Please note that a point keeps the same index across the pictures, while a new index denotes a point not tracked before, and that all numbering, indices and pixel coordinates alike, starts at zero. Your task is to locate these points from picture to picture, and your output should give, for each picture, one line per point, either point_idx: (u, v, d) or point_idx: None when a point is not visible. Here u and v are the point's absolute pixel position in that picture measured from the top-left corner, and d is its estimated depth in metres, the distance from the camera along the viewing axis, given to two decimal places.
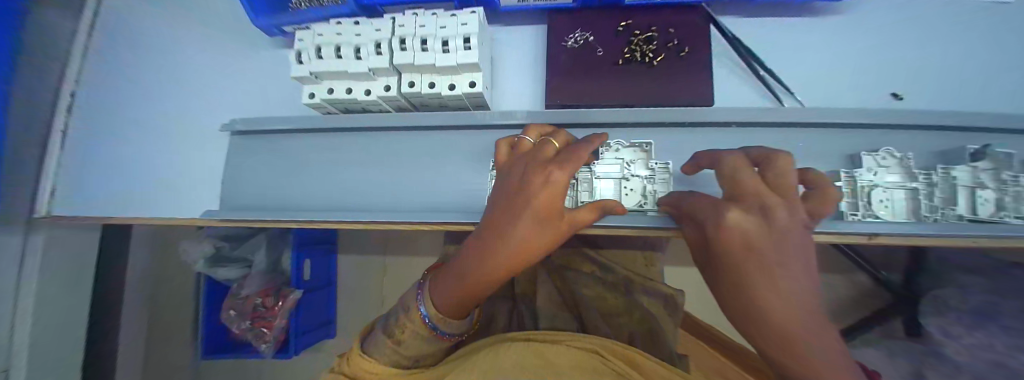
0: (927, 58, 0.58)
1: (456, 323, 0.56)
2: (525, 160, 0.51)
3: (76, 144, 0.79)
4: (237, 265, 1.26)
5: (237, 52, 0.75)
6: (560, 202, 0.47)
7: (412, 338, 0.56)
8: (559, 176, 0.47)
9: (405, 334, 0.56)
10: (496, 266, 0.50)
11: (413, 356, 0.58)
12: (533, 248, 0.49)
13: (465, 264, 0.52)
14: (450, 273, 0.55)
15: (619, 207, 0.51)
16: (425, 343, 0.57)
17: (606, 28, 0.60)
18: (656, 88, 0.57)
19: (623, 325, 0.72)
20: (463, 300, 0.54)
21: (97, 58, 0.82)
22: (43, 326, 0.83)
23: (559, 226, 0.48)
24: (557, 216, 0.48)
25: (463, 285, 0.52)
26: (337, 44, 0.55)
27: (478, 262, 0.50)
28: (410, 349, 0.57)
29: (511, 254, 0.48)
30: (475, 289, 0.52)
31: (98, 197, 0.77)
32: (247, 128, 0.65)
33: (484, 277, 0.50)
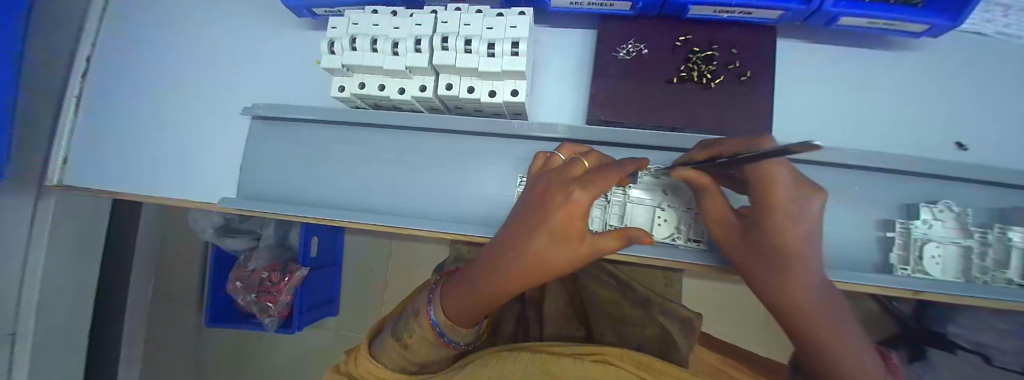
0: (994, 106, 0.55)
1: (465, 332, 0.54)
2: (548, 178, 0.48)
3: (92, 113, 0.77)
4: (245, 236, 1.25)
5: (262, 28, 0.71)
6: (581, 223, 0.44)
7: (422, 343, 0.54)
8: (582, 198, 0.42)
9: (415, 339, 0.54)
10: (511, 280, 0.48)
11: (420, 362, 0.55)
12: (550, 265, 0.46)
13: (477, 275, 0.51)
14: (463, 282, 0.53)
15: (648, 238, 0.47)
16: (433, 350, 0.55)
17: (661, 42, 0.58)
18: (707, 111, 0.54)
19: (636, 339, 0.70)
20: (475, 311, 0.52)
21: (111, 18, 0.78)
22: (50, 289, 0.82)
23: (574, 249, 0.45)
24: (573, 236, 0.45)
25: (481, 295, 0.50)
26: (374, 37, 0.51)
27: (495, 271, 0.49)
28: (417, 351, 0.54)
29: (522, 266, 0.47)
30: (490, 296, 0.50)
31: (109, 169, 0.75)
32: (269, 114, 0.62)
33: (497, 289, 0.49)
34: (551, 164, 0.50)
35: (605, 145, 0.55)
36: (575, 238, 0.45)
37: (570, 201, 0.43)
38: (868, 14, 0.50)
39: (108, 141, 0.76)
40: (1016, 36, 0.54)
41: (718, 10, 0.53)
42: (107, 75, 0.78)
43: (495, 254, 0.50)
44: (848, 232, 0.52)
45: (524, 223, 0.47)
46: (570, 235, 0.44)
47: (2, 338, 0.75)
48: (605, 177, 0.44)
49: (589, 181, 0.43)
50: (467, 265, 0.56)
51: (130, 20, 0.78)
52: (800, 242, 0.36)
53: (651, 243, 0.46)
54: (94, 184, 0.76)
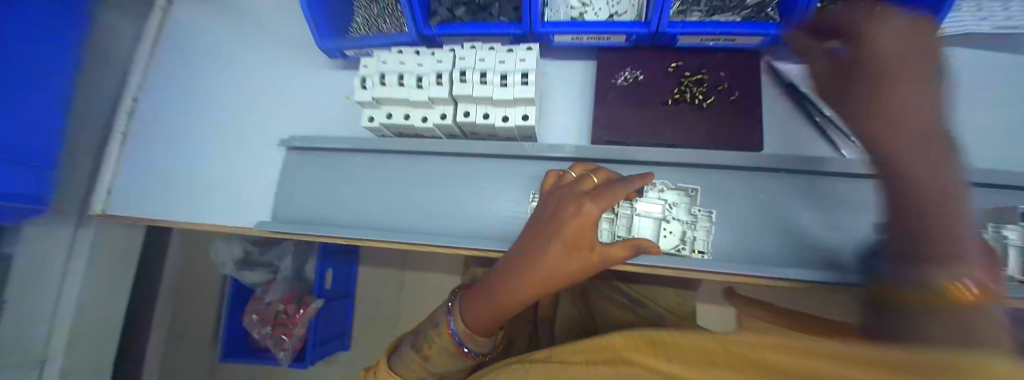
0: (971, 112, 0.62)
1: (484, 341, 0.56)
2: (561, 194, 0.52)
3: (136, 148, 0.85)
4: (263, 270, 1.28)
5: (297, 68, 0.79)
6: (592, 233, 0.48)
7: (442, 353, 0.56)
8: (592, 210, 0.47)
9: (435, 350, 0.56)
10: (537, 288, 0.51)
11: (440, 372, 0.57)
12: (565, 274, 0.49)
13: (496, 285, 0.53)
14: (482, 292, 0.55)
15: (654, 247, 0.50)
16: (454, 360, 0.57)
17: (656, 68, 0.64)
18: (702, 128, 0.59)
19: None
20: (495, 320, 0.54)
21: (159, 62, 0.88)
22: (83, 315, 0.87)
23: (585, 257, 0.49)
24: (584, 244, 0.48)
25: (511, 302, 0.52)
26: (401, 73, 0.59)
27: (513, 280, 0.51)
28: (440, 361, 0.56)
29: (539, 275, 0.50)
30: (518, 302, 0.52)
31: (148, 198, 0.81)
32: (303, 144, 0.68)
33: (516, 297, 0.52)
34: (563, 180, 0.54)
35: (611, 162, 0.60)
36: (587, 245, 0.48)
37: (580, 213, 0.47)
38: None
39: (149, 172, 0.83)
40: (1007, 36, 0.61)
41: (705, 38, 0.60)
42: (152, 113, 0.86)
43: (517, 264, 0.52)
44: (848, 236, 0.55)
45: (540, 234, 0.50)
46: (579, 243, 0.48)
47: (32, 365, 0.80)
48: (611, 190, 0.48)
49: (598, 194, 0.48)
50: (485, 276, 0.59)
51: (177, 64, 0.88)
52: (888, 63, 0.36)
53: (659, 253, 0.49)
54: (133, 212, 0.82)
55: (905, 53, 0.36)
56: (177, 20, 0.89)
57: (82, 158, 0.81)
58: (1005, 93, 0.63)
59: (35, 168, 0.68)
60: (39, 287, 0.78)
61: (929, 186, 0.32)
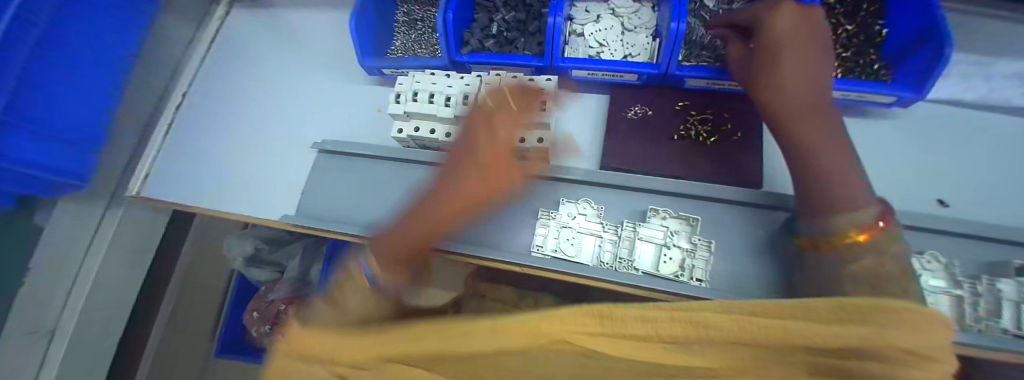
0: (968, 167, 0.65)
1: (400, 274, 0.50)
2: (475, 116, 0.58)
3: (178, 139, 0.92)
4: (269, 268, 1.27)
5: (336, 80, 0.88)
6: (504, 149, 0.54)
7: (353, 296, 0.47)
8: (506, 123, 0.55)
9: (350, 293, 0.48)
10: (454, 188, 0.52)
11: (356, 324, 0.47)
12: (469, 193, 0.52)
13: (417, 208, 0.53)
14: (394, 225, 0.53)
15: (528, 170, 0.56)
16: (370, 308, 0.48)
17: (664, 106, 0.70)
18: (704, 163, 0.64)
19: None
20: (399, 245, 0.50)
21: (212, 65, 0.98)
22: (99, 291, 0.91)
23: (500, 172, 0.53)
24: (495, 147, 0.53)
25: (434, 200, 0.52)
26: (432, 92, 0.65)
27: (433, 194, 0.52)
28: (354, 302, 0.47)
29: (461, 190, 0.52)
30: (415, 232, 0.51)
31: (182, 186, 0.87)
32: (335, 149, 0.75)
33: (435, 217, 0.52)
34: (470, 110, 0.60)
35: (618, 188, 0.64)
36: (494, 146, 0.53)
37: (495, 124, 0.55)
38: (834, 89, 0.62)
39: (186, 162, 0.89)
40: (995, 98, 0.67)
41: (710, 82, 0.65)
42: (197, 110, 0.94)
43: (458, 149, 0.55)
44: None
45: (460, 148, 0.55)
46: (500, 115, 0.56)
47: (42, 335, 0.83)
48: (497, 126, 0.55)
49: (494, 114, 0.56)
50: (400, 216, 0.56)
51: (228, 68, 0.97)
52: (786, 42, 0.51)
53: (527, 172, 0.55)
54: (164, 197, 0.88)
55: (797, 35, 0.51)
56: (235, 30, 1.00)
57: (124, 143, 0.88)
58: (998, 153, 0.66)
59: (81, 146, 0.73)
60: (64, 259, 0.83)
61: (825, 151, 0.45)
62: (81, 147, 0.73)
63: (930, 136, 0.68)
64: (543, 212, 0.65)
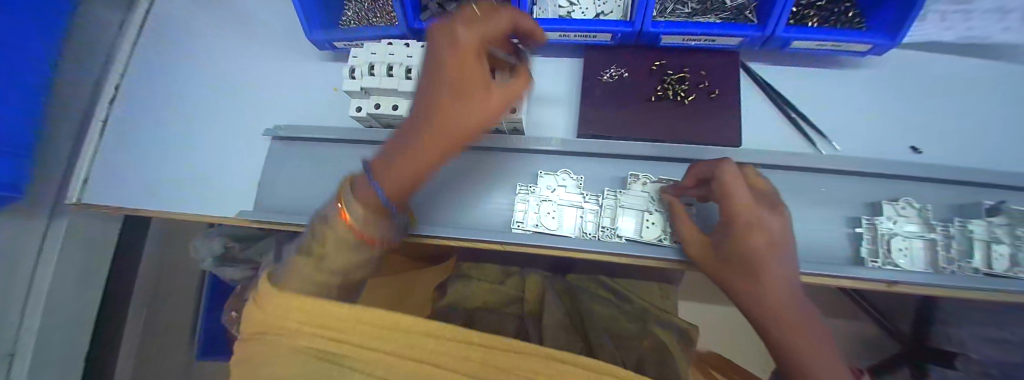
0: (943, 112, 0.64)
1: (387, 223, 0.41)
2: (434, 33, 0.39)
3: (118, 137, 0.82)
4: (243, 267, 1.19)
5: (287, 60, 0.79)
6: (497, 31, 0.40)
7: (338, 248, 0.38)
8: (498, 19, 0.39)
9: (331, 242, 0.38)
10: (445, 106, 0.38)
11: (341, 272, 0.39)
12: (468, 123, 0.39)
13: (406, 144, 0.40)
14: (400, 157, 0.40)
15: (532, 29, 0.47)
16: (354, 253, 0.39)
17: (640, 66, 0.66)
18: (684, 124, 0.61)
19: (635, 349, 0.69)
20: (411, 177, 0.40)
21: (146, 50, 0.86)
22: (55, 310, 0.84)
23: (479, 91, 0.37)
24: (476, 55, 0.37)
25: (427, 126, 0.39)
26: (390, 64, 0.59)
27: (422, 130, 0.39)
28: (333, 261, 0.38)
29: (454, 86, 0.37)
30: (433, 144, 0.39)
31: (126, 188, 0.78)
32: (290, 135, 0.67)
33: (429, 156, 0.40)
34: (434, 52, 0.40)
35: (597, 156, 0.61)
36: (476, 58, 0.37)
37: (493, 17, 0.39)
38: (814, 38, 0.59)
39: (128, 162, 0.80)
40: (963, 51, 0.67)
41: (686, 38, 0.62)
42: (134, 102, 0.83)
43: (428, 80, 0.39)
44: (824, 230, 0.57)
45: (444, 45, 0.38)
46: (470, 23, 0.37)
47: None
48: (485, 16, 0.38)
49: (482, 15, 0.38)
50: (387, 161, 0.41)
51: (163, 53, 0.86)
52: (771, 250, 0.37)
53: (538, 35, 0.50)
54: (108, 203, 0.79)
55: (773, 240, 0.38)
56: (165, 8, 0.88)
57: (59, 145, 0.77)
58: (970, 95, 0.65)
59: (12, 153, 0.63)
60: (11, 277, 0.74)
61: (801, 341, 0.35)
62: (13, 155, 0.63)
63: (906, 81, 0.66)
64: (521, 186, 0.62)
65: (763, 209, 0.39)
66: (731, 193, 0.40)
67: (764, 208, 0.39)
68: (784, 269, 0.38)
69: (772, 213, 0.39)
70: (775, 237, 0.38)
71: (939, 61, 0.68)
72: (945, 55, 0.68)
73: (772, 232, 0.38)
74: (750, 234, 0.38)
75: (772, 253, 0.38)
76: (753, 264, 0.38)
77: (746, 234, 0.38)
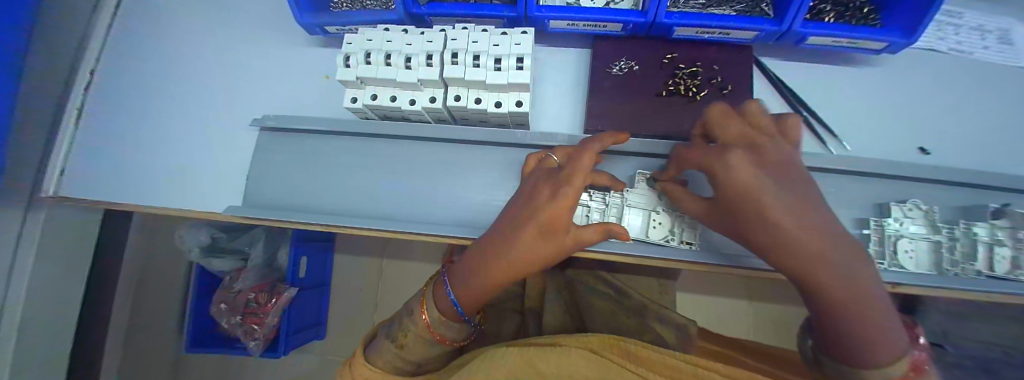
0: (952, 112, 0.64)
1: (458, 326, 0.46)
2: (540, 176, 0.45)
3: (97, 125, 0.76)
4: (232, 257, 1.16)
5: (275, 44, 0.74)
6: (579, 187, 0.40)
7: (417, 342, 0.45)
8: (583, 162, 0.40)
9: (410, 338, 0.45)
10: (525, 245, 0.41)
11: (418, 361, 0.46)
12: (535, 260, 0.42)
13: (478, 267, 0.44)
14: (473, 257, 0.45)
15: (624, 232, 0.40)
16: (429, 347, 0.46)
17: (651, 60, 0.63)
18: (694, 121, 0.59)
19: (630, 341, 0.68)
20: (484, 293, 0.45)
21: (122, 31, 0.80)
22: (36, 307, 0.80)
23: (563, 236, 0.41)
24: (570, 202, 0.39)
25: (501, 261, 0.42)
26: (388, 52, 0.55)
27: (498, 258, 0.42)
28: (411, 351, 0.45)
29: (537, 226, 0.40)
30: (501, 278, 0.43)
31: (105, 181, 0.73)
32: (279, 125, 0.63)
33: (492, 283, 0.44)
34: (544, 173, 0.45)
35: (605, 154, 0.59)
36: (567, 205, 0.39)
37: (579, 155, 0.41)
38: (832, 34, 0.57)
39: (106, 152, 0.75)
40: (968, 52, 0.67)
41: (700, 31, 0.59)
42: (111, 88, 0.77)
43: (510, 224, 0.43)
44: None
45: (534, 188, 0.44)
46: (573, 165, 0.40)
47: None
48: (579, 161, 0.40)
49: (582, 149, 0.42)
50: (461, 271, 0.46)
51: (140, 34, 0.80)
52: (758, 189, 0.32)
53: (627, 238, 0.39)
54: (87, 196, 0.74)
55: (761, 175, 0.32)
56: None
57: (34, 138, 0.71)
58: (978, 94, 0.65)
59: None
60: None
61: (839, 290, 0.31)
62: None
63: (917, 81, 0.65)
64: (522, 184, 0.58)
65: (723, 151, 0.35)
66: (722, 134, 0.38)
67: (722, 151, 0.35)
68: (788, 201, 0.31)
69: (728, 153, 0.34)
70: (761, 178, 0.32)
71: (949, 60, 0.67)
72: (954, 55, 0.67)
73: (753, 176, 0.32)
74: (724, 173, 0.34)
75: (755, 189, 0.32)
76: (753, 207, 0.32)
77: (724, 179, 0.34)
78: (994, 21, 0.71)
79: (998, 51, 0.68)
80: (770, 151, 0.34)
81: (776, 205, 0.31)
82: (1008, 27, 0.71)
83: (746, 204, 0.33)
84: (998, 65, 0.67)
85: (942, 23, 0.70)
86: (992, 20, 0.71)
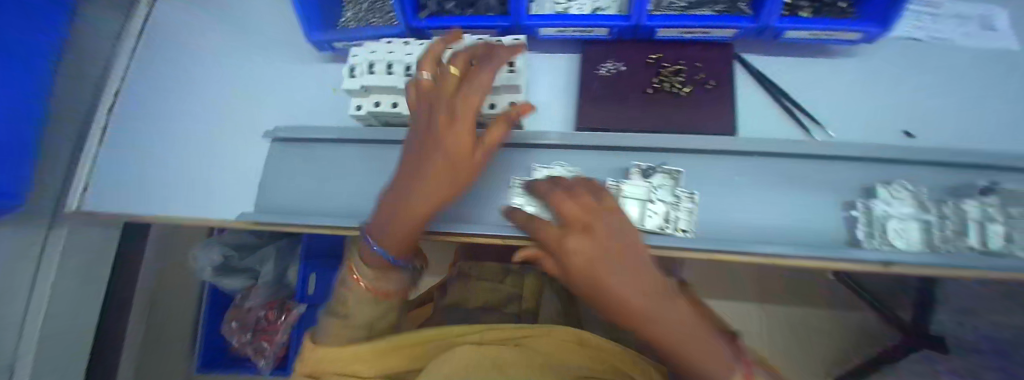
0: (936, 96, 0.66)
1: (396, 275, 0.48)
2: (428, 97, 0.44)
3: (119, 143, 0.81)
4: (244, 276, 1.18)
5: (285, 62, 0.79)
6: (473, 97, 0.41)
7: (358, 304, 0.46)
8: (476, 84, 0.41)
9: (353, 301, 0.46)
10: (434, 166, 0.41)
11: (360, 327, 0.46)
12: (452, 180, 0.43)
13: (395, 202, 0.44)
14: (387, 205, 0.45)
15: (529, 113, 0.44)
16: (370, 306, 0.47)
17: (637, 60, 0.67)
18: (680, 115, 0.62)
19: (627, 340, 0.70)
20: (407, 235, 0.45)
21: (144, 56, 0.87)
22: (55, 319, 0.83)
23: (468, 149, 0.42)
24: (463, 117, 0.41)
25: (416, 189, 0.42)
26: (390, 61, 0.60)
27: (410, 186, 0.42)
28: (358, 318, 0.46)
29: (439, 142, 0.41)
30: (418, 213, 0.43)
31: (124, 194, 0.78)
32: (289, 135, 0.67)
33: (415, 214, 0.43)
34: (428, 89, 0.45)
35: (598, 150, 0.61)
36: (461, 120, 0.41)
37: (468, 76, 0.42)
38: (808, 28, 0.60)
39: (125, 167, 0.79)
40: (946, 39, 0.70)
41: (681, 31, 0.62)
42: (132, 108, 0.83)
43: (416, 151, 0.43)
44: (822, 215, 0.58)
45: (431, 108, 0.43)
46: (467, 86, 0.42)
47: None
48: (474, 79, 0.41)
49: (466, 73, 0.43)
50: (376, 220, 0.45)
51: (160, 58, 0.86)
52: (589, 261, 0.29)
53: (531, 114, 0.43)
54: (106, 210, 0.78)
55: (589, 248, 0.29)
56: (164, 13, 0.89)
57: (60, 156, 0.76)
58: (961, 78, 0.67)
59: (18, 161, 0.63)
60: (12, 286, 0.73)
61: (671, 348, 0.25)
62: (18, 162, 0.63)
63: (898, 69, 0.68)
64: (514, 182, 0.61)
65: (581, 213, 0.33)
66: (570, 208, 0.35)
67: (581, 214, 0.33)
68: (620, 272, 0.27)
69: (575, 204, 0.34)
70: (593, 242, 0.29)
71: (928, 47, 0.69)
72: (933, 42, 0.70)
73: (588, 242, 0.29)
74: (564, 236, 0.32)
75: (583, 247, 0.29)
76: (583, 282, 0.29)
77: (563, 241, 0.32)
78: (972, 9, 0.74)
79: (978, 36, 0.71)
80: (601, 230, 0.30)
81: (587, 255, 0.29)
82: (986, 14, 0.74)
83: (580, 276, 0.29)
84: (978, 49, 0.69)
85: (920, 14, 0.73)
86: (969, 8, 0.74)
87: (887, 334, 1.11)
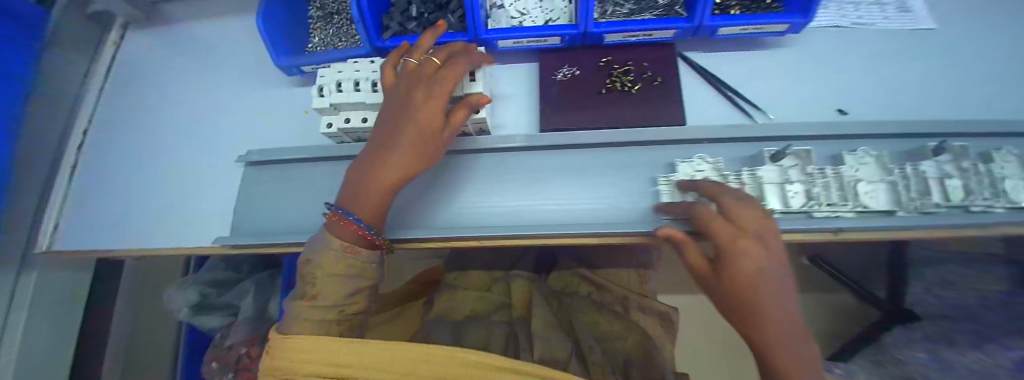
0: (865, 74, 0.73)
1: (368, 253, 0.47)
2: (408, 79, 0.49)
3: (90, 180, 0.80)
4: (222, 313, 1.15)
5: (257, 89, 0.82)
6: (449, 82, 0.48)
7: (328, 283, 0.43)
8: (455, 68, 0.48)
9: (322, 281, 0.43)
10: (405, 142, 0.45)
11: (331, 308, 0.44)
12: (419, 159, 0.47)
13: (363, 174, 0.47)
14: (355, 171, 0.48)
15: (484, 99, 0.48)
16: (341, 285, 0.44)
17: (590, 64, 0.72)
18: (633, 110, 0.66)
19: (619, 350, 0.70)
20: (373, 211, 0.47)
21: (113, 93, 0.88)
22: (22, 369, 0.79)
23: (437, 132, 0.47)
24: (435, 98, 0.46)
25: (387, 163, 0.46)
26: (356, 79, 0.63)
27: (381, 157, 0.46)
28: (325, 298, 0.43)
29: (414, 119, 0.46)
30: (382, 187, 0.46)
31: (95, 231, 0.77)
32: (262, 158, 0.69)
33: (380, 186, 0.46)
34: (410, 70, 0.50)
35: (559, 148, 0.65)
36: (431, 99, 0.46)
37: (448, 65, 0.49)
38: (737, 24, 0.66)
39: (96, 203, 0.78)
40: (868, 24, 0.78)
41: (626, 35, 0.68)
42: (103, 145, 0.83)
43: (390, 127, 0.47)
44: None
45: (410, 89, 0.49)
46: (447, 68, 0.48)
47: None
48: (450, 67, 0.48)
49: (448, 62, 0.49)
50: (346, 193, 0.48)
51: (129, 95, 0.87)
52: (760, 274, 0.36)
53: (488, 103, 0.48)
54: (78, 247, 0.76)
55: (762, 262, 0.36)
56: (132, 53, 0.91)
57: (28, 197, 0.75)
58: (885, 55, 0.74)
59: None
60: None
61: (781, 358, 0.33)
62: None
63: (827, 54, 0.75)
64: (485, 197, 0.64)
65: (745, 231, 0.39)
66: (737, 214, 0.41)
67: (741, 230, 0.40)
68: (780, 296, 0.35)
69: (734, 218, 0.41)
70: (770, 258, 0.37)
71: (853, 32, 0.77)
72: (857, 27, 0.78)
73: (762, 256, 0.37)
74: (739, 243, 0.38)
75: (756, 261, 0.37)
76: (745, 300, 0.35)
77: (736, 249, 0.38)
78: None
79: (898, 18, 0.79)
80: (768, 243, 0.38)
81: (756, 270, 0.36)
82: None
83: (747, 282, 0.36)
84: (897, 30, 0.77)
85: (843, 4, 0.81)
86: None
87: (864, 312, 1.16)
